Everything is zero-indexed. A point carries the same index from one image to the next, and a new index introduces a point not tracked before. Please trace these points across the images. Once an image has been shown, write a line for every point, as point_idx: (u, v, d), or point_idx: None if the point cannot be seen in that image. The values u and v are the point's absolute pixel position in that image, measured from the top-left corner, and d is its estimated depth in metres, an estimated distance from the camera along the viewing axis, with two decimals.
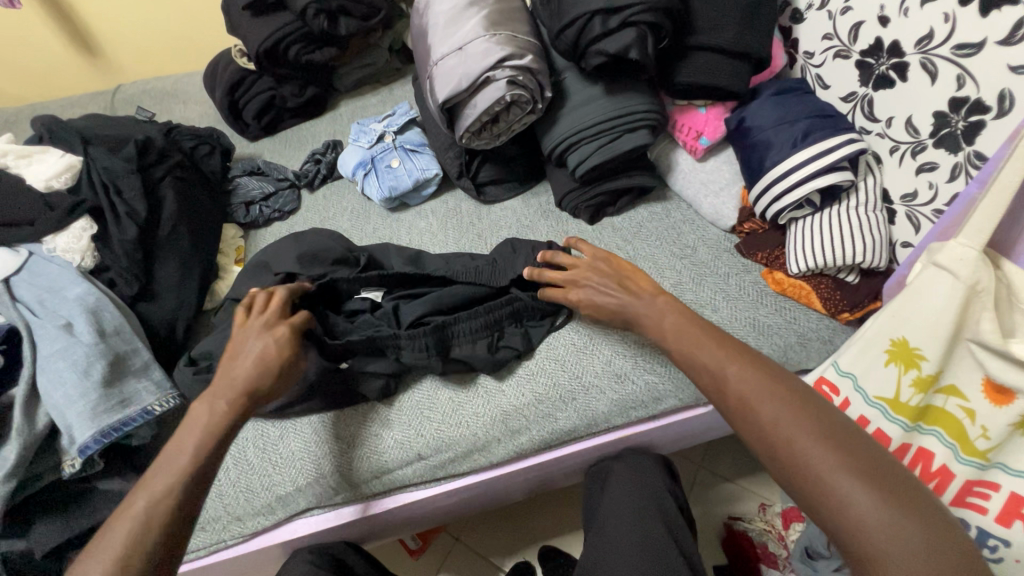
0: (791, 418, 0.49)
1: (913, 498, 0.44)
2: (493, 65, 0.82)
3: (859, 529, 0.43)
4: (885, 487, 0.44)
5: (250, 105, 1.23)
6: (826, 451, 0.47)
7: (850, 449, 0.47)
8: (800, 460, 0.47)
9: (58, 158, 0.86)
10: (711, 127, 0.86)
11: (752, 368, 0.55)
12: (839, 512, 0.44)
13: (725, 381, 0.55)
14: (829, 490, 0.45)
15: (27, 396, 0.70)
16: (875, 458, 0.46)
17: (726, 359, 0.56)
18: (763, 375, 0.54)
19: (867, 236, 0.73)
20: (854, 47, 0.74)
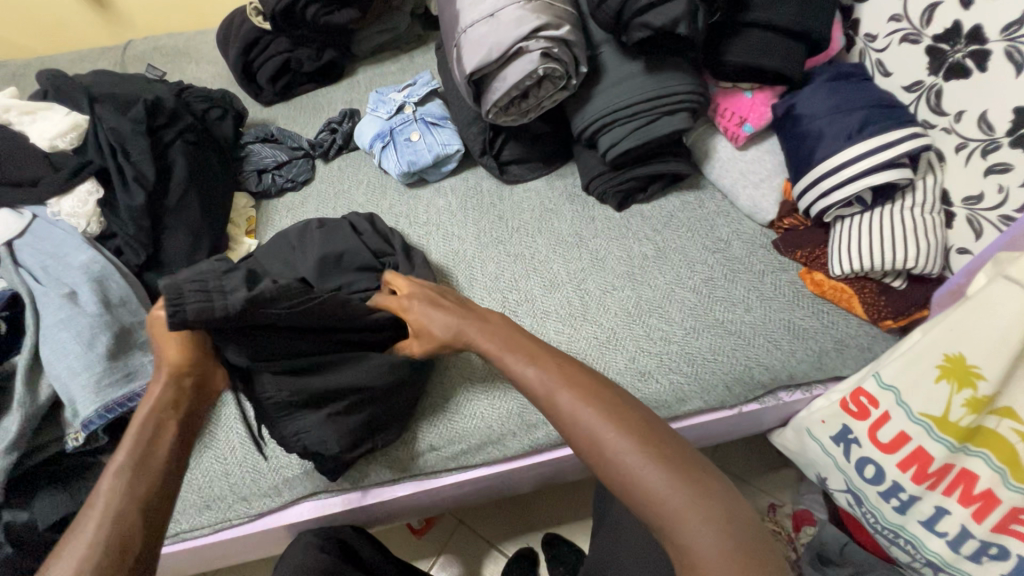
0: (624, 445, 0.49)
1: (723, 506, 0.46)
2: (527, 35, 0.76)
3: (678, 540, 0.45)
4: (700, 498, 0.46)
5: (264, 67, 1.18)
6: (654, 469, 0.48)
7: (675, 466, 0.48)
8: (630, 479, 0.48)
9: (63, 116, 0.82)
10: (756, 113, 0.80)
11: (575, 391, 0.54)
12: (665, 525, 0.46)
13: (570, 414, 0.53)
14: (653, 501, 0.47)
15: (30, 366, 0.67)
16: (697, 467, 0.48)
17: (571, 392, 0.54)
18: (568, 381, 0.55)
19: (921, 239, 0.68)
20: (927, 30, 0.68)
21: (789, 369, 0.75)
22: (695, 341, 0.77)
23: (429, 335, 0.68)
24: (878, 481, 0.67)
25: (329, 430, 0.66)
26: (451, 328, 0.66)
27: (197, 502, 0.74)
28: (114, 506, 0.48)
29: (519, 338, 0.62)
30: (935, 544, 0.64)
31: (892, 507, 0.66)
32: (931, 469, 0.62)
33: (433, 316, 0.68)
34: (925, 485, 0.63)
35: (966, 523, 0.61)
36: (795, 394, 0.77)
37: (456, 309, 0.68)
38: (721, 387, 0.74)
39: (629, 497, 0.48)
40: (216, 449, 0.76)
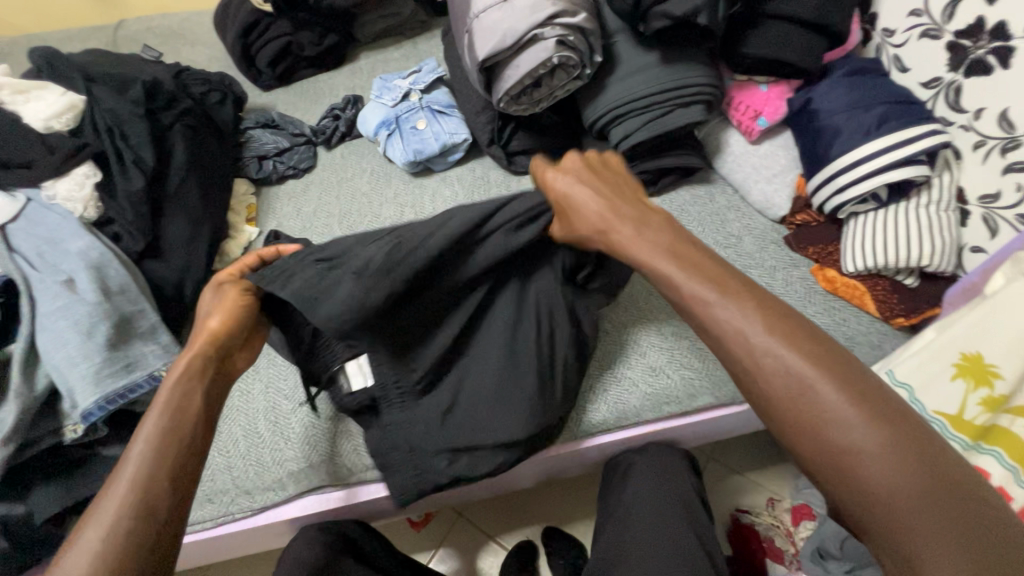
0: (816, 388, 0.41)
1: (938, 465, 0.38)
2: (543, 22, 0.74)
3: (865, 492, 0.39)
4: (900, 448, 0.38)
5: (264, 51, 1.14)
6: (851, 419, 0.40)
7: (874, 415, 0.40)
8: (813, 424, 0.41)
9: (58, 95, 0.79)
10: (772, 107, 0.79)
11: (775, 329, 0.44)
12: (850, 480, 0.39)
13: (748, 343, 0.44)
14: (842, 453, 0.39)
15: (26, 355, 0.65)
16: (899, 416, 0.40)
17: (747, 312, 0.45)
18: (764, 313, 0.45)
19: (937, 237, 0.68)
20: (948, 26, 0.67)
21: None
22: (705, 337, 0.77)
23: (579, 216, 0.58)
24: None
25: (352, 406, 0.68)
26: (599, 221, 0.56)
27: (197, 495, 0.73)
28: (137, 501, 0.44)
29: (673, 241, 0.52)
30: None
31: None
32: None
33: (580, 195, 0.58)
34: None
35: None
36: None
37: (606, 200, 0.57)
38: (731, 382, 0.75)
39: (806, 444, 0.41)
40: (218, 442, 0.75)
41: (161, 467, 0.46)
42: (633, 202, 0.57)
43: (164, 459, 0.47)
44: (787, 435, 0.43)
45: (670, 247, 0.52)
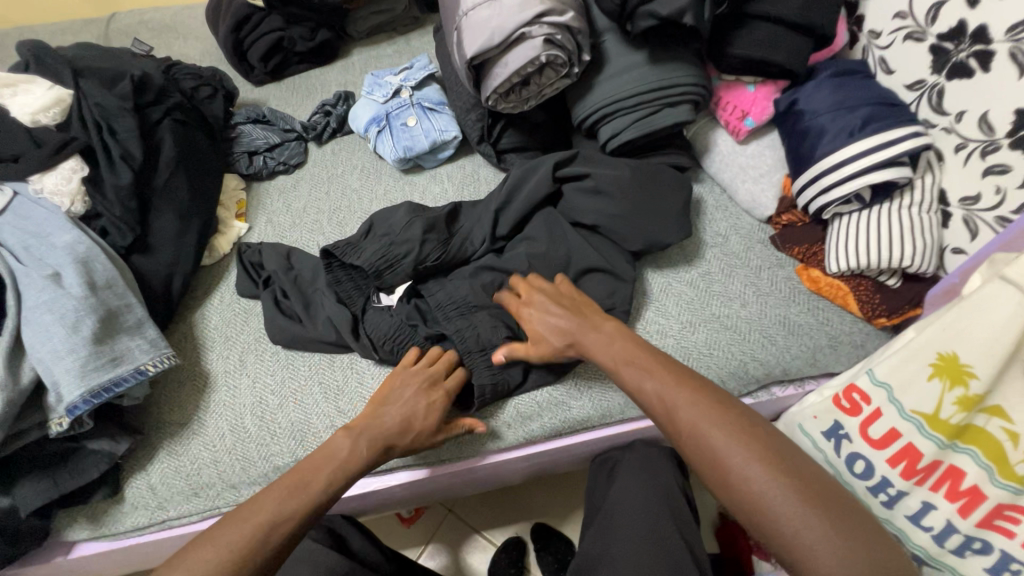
0: (724, 441, 0.52)
1: (822, 495, 0.49)
2: (530, 20, 0.74)
3: (771, 524, 0.49)
4: (792, 483, 0.49)
5: (255, 46, 1.14)
6: (755, 465, 0.50)
7: (774, 459, 0.51)
8: (723, 468, 0.52)
9: (46, 89, 0.79)
10: (758, 107, 0.80)
11: (712, 416, 0.54)
12: (758, 515, 0.49)
13: (694, 428, 0.54)
14: (749, 494, 0.50)
15: (11, 348, 0.65)
16: (789, 458, 0.51)
17: (666, 386, 0.58)
18: (693, 395, 0.56)
19: (918, 238, 0.69)
20: (932, 29, 0.68)
21: (783, 365, 0.75)
22: (692, 335, 0.77)
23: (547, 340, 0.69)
24: (867, 476, 0.68)
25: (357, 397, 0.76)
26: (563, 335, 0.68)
27: (183, 489, 0.73)
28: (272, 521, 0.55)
29: (623, 349, 0.64)
30: (920, 539, 0.65)
31: (881, 502, 0.67)
32: (919, 465, 0.63)
33: (553, 321, 0.69)
34: (913, 481, 0.64)
35: (951, 518, 0.62)
36: (787, 389, 0.79)
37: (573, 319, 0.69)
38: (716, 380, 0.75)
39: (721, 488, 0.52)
40: (205, 436, 0.75)
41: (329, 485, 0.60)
42: (579, 314, 0.70)
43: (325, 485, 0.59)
44: (707, 479, 0.53)
45: (613, 358, 0.64)
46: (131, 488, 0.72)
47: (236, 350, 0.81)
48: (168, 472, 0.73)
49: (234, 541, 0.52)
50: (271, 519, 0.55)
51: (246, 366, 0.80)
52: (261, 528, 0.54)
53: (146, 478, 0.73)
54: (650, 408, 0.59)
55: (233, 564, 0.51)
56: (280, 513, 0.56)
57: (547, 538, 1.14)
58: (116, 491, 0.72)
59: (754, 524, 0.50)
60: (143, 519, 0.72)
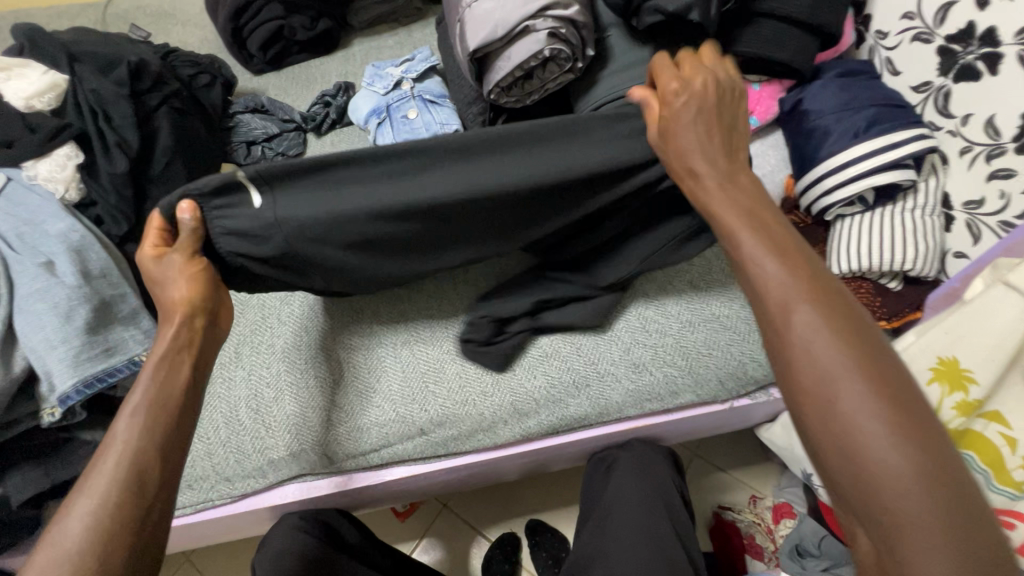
0: (834, 351, 0.36)
1: (954, 467, 0.34)
2: (534, 13, 0.73)
3: (862, 456, 0.34)
4: (924, 451, 0.33)
5: (255, 35, 1.11)
6: (868, 391, 0.35)
7: (899, 401, 0.35)
8: (826, 398, 0.36)
9: (40, 74, 0.77)
10: (763, 106, 0.79)
11: (823, 311, 0.38)
12: (861, 469, 0.34)
13: (785, 307, 0.39)
14: (851, 428, 0.35)
15: (3, 337, 0.64)
16: (904, 391, 0.36)
17: (785, 280, 0.40)
18: (811, 294, 0.39)
19: (920, 242, 0.68)
20: (940, 30, 0.67)
21: None
22: (691, 335, 0.76)
23: (692, 140, 0.51)
24: None
25: (354, 396, 0.76)
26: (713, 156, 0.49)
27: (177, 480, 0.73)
28: (141, 446, 0.43)
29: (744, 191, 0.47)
30: None
31: None
32: None
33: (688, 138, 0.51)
34: None
35: None
36: None
37: (723, 154, 0.50)
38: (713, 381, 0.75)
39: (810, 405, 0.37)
40: (199, 428, 0.75)
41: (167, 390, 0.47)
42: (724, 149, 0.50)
43: (153, 395, 0.46)
44: (794, 404, 0.38)
45: (732, 213, 0.45)
46: None
47: (231, 342, 0.81)
48: None
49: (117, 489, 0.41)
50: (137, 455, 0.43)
51: (242, 358, 0.79)
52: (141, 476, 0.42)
53: None
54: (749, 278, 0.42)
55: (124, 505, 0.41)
56: (143, 432, 0.44)
57: (541, 534, 1.14)
58: None
59: (833, 439, 0.36)
60: None
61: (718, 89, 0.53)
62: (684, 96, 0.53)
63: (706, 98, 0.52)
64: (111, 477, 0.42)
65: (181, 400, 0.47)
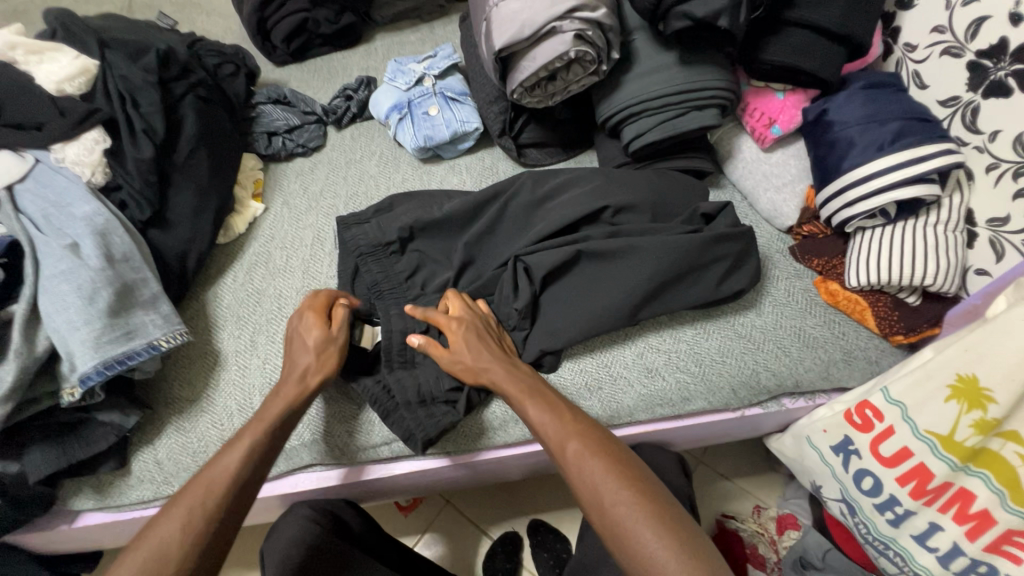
0: (607, 471, 0.54)
1: (697, 541, 0.50)
2: (562, 14, 0.73)
3: (640, 556, 0.50)
4: (664, 523, 0.51)
5: (279, 26, 1.12)
6: (626, 500, 0.53)
7: (650, 500, 0.53)
8: (601, 505, 0.53)
9: (72, 58, 0.78)
10: (786, 116, 0.79)
11: (604, 463, 0.55)
12: (633, 554, 0.50)
13: (577, 462, 0.56)
14: (620, 526, 0.52)
15: (27, 316, 0.65)
16: (666, 506, 0.53)
17: (571, 437, 0.58)
18: (600, 453, 0.56)
19: (942, 258, 0.68)
20: (971, 45, 0.66)
21: (796, 377, 0.75)
22: (704, 342, 0.76)
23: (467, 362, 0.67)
24: (875, 493, 0.68)
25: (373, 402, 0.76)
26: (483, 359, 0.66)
27: (189, 467, 0.73)
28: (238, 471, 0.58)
29: (531, 384, 0.65)
30: (924, 559, 0.65)
31: (887, 520, 0.67)
32: (930, 485, 0.63)
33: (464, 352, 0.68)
34: (923, 501, 0.64)
35: (958, 540, 0.62)
36: (797, 402, 0.78)
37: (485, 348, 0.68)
38: (725, 390, 0.74)
39: (595, 513, 0.53)
40: (213, 414, 0.75)
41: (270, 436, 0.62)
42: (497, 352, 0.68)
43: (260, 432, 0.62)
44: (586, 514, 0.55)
45: (515, 387, 0.64)
46: (137, 461, 0.73)
47: (248, 330, 0.82)
48: (174, 448, 0.73)
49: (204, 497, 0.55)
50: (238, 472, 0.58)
51: (257, 347, 0.80)
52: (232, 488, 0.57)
53: (154, 452, 0.73)
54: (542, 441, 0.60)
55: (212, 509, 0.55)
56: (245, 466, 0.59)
57: (543, 534, 1.14)
58: (123, 463, 0.72)
59: (626, 555, 0.51)
60: (148, 493, 0.73)
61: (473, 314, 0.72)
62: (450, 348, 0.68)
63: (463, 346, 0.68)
64: (200, 504, 0.55)
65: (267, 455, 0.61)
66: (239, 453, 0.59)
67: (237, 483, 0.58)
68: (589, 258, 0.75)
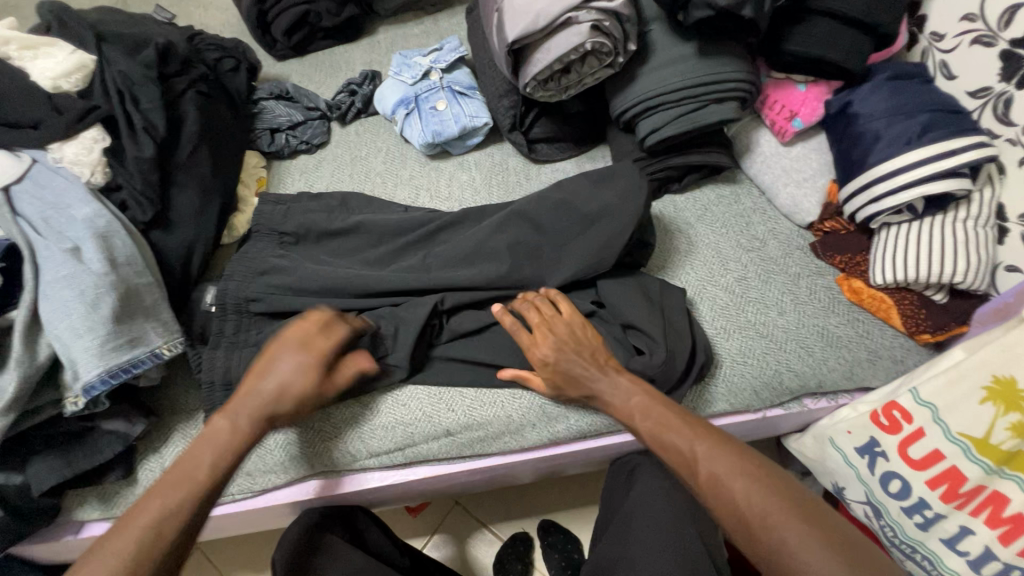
0: (770, 501, 0.52)
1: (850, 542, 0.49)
2: (578, 4, 0.70)
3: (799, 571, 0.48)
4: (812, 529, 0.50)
5: (279, 19, 1.09)
6: (774, 508, 0.51)
7: (826, 534, 0.50)
8: (750, 522, 0.52)
9: (68, 54, 0.76)
10: (808, 108, 0.77)
11: (748, 475, 0.54)
12: (787, 570, 0.49)
13: (721, 482, 0.54)
14: (796, 565, 0.48)
15: (28, 323, 0.63)
16: (809, 507, 0.52)
17: (706, 451, 0.57)
18: (737, 463, 0.55)
19: (973, 255, 0.66)
20: (1004, 34, 0.64)
21: (819, 377, 0.73)
22: (724, 342, 0.74)
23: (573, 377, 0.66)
24: (903, 496, 0.66)
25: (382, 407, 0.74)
26: (586, 371, 0.66)
27: None
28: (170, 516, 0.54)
29: (641, 401, 0.63)
30: (955, 563, 0.63)
31: (916, 523, 0.65)
32: (962, 488, 0.61)
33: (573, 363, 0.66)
34: (953, 504, 0.62)
35: (991, 544, 0.60)
36: (819, 402, 0.76)
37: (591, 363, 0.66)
38: (747, 390, 0.73)
39: (756, 550, 0.51)
40: None
41: (221, 467, 0.58)
42: (602, 366, 0.66)
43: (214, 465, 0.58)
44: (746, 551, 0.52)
45: (623, 403, 0.64)
46: (144, 470, 0.71)
47: None
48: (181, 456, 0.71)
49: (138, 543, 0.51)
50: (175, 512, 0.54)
51: None
52: (162, 536, 0.52)
53: (160, 460, 0.71)
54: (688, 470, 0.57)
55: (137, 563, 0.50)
56: (185, 509, 0.54)
57: (555, 535, 1.13)
58: (130, 471, 0.70)
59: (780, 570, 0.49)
60: None
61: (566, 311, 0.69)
62: (548, 352, 0.67)
63: (564, 356, 0.66)
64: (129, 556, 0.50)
65: (212, 493, 0.57)
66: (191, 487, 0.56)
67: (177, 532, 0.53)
68: (609, 260, 0.72)
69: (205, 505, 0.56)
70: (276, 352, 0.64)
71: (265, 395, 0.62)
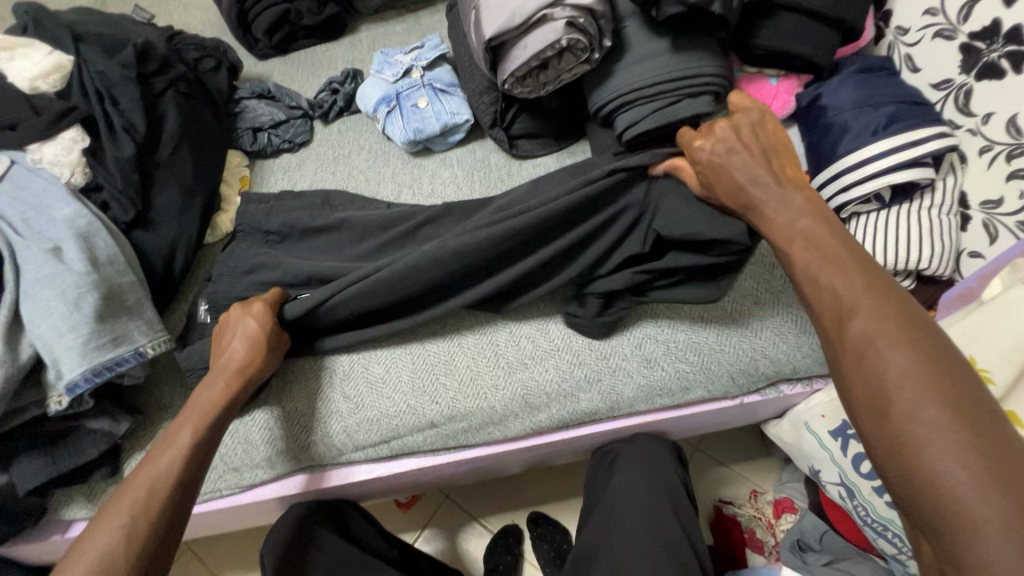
0: (920, 384, 0.41)
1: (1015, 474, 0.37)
2: (552, 2, 0.71)
3: (888, 410, 0.42)
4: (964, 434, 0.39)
5: (260, 19, 1.09)
6: (918, 389, 0.41)
7: (952, 392, 0.41)
8: (863, 346, 0.45)
9: (44, 54, 0.76)
10: (780, 101, 0.79)
11: (889, 323, 0.45)
12: (881, 400, 0.43)
13: (844, 315, 0.47)
14: (900, 419, 0.41)
15: (10, 323, 0.63)
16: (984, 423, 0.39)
17: (843, 279, 0.49)
18: (890, 313, 0.45)
19: (938, 241, 0.68)
20: (963, 27, 0.66)
21: (794, 363, 0.75)
22: (702, 331, 0.76)
23: (727, 176, 0.61)
24: None
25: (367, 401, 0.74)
26: (748, 169, 0.60)
27: None
28: (161, 475, 0.56)
29: (808, 228, 0.54)
30: None
31: (886, 501, 0.71)
32: None
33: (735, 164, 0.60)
34: None
35: None
36: (795, 387, 0.78)
37: (763, 161, 0.61)
38: (725, 377, 0.74)
39: (874, 416, 0.43)
40: None
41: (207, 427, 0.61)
42: (775, 176, 0.59)
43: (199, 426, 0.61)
44: (857, 411, 0.45)
45: (783, 217, 0.56)
46: (130, 468, 0.71)
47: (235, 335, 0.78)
48: None
49: (135, 504, 0.53)
50: (171, 470, 0.57)
51: None
52: (160, 492, 0.55)
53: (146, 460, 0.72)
54: (812, 299, 0.51)
55: (137, 521, 0.52)
56: (176, 465, 0.57)
57: (543, 526, 1.14)
58: (116, 470, 0.71)
59: (869, 393, 0.44)
60: None
61: (748, 119, 0.64)
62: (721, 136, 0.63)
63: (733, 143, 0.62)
64: (130, 516, 0.52)
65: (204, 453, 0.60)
66: (176, 452, 0.58)
67: (172, 486, 0.56)
68: None
69: (199, 461, 0.59)
70: (228, 322, 0.69)
71: (236, 351, 0.66)
